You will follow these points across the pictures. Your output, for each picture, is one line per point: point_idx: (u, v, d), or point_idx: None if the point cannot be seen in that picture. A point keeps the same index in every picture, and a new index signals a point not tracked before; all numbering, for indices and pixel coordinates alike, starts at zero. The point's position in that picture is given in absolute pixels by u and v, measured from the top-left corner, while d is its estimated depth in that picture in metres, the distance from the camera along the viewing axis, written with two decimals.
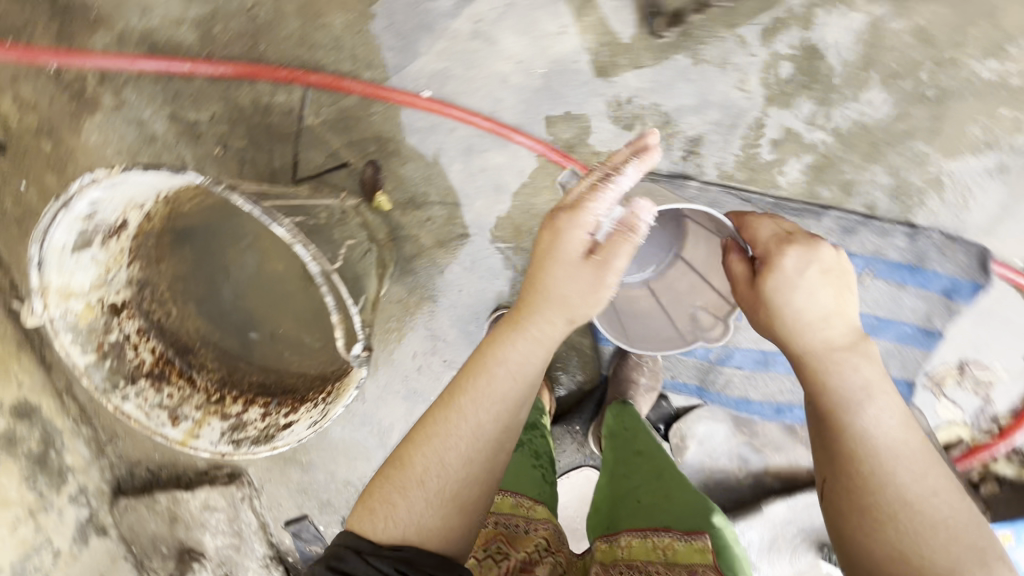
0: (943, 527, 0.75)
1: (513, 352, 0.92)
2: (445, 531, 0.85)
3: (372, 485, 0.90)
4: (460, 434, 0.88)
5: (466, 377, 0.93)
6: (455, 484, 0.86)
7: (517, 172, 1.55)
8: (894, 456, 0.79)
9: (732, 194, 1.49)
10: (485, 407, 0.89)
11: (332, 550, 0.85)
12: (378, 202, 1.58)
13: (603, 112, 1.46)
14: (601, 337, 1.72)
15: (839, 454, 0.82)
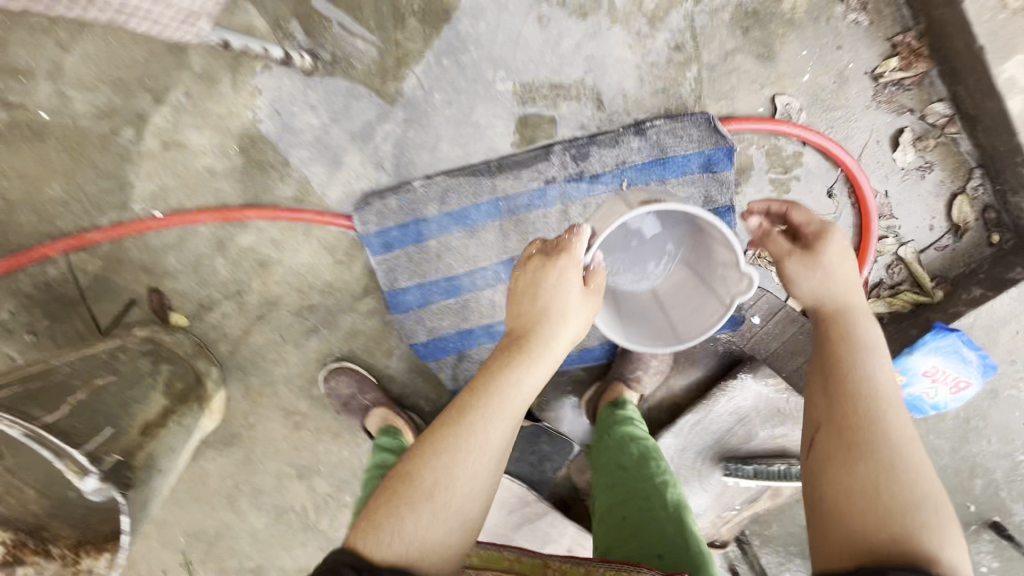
0: (926, 466, 0.75)
1: (522, 383, 0.97)
2: (446, 551, 0.88)
3: (372, 504, 0.90)
4: (473, 465, 0.90)
5: (469, 407, 0.95)
6: (456, 499, 0.89)
7: (270, 242, 1.60)
8: (892, 397, 0.80)
9: (458, 176, 1.50)
10: (504, 427, 0.94)
11: (326, 564, 0.83)
12: (175, 321, 1.68)
13: (307, 158, 1.51)
14: (421, 355, 1.64)
15: (829, 360, 0.86)
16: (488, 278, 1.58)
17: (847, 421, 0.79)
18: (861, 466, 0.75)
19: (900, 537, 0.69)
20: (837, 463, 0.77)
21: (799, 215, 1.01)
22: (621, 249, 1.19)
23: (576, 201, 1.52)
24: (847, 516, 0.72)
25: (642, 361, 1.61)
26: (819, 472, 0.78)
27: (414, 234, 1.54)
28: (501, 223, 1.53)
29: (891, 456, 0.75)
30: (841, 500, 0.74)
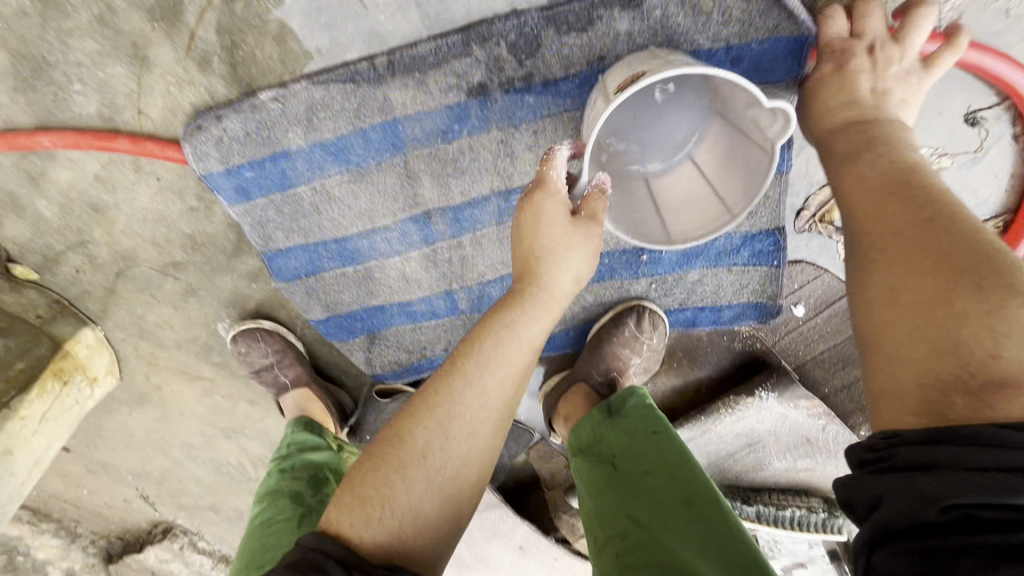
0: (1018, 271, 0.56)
1: (523, 328, 0.80)
2: (447, 516, 0.73)
3: (358, 469, 0.73)
4: (472, 420, 0.74)
5: (470, 352, 0.77)
6: (456, 459, 0.73)
7: (96, 180, 1.13)
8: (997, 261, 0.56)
9: (329, 82, 0.90)
10: (504, 380, 0.77)
11: (295, 558, 0.65)
12: (22, 274, 1.32)
13: (96, 51, 0.95)
14: (325, 334, 1.21)
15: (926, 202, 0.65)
16: (394, 242, 1.05)
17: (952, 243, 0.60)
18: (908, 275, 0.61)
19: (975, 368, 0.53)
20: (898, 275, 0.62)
21: (863, 74, 0.78)
22: (614, 126, 0.86)
23: (522, 125, 0.92)
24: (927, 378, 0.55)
25: (619, 361, 1.11)
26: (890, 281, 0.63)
27: (276, 175, 1.00)
28: (405, 159, 0.96)
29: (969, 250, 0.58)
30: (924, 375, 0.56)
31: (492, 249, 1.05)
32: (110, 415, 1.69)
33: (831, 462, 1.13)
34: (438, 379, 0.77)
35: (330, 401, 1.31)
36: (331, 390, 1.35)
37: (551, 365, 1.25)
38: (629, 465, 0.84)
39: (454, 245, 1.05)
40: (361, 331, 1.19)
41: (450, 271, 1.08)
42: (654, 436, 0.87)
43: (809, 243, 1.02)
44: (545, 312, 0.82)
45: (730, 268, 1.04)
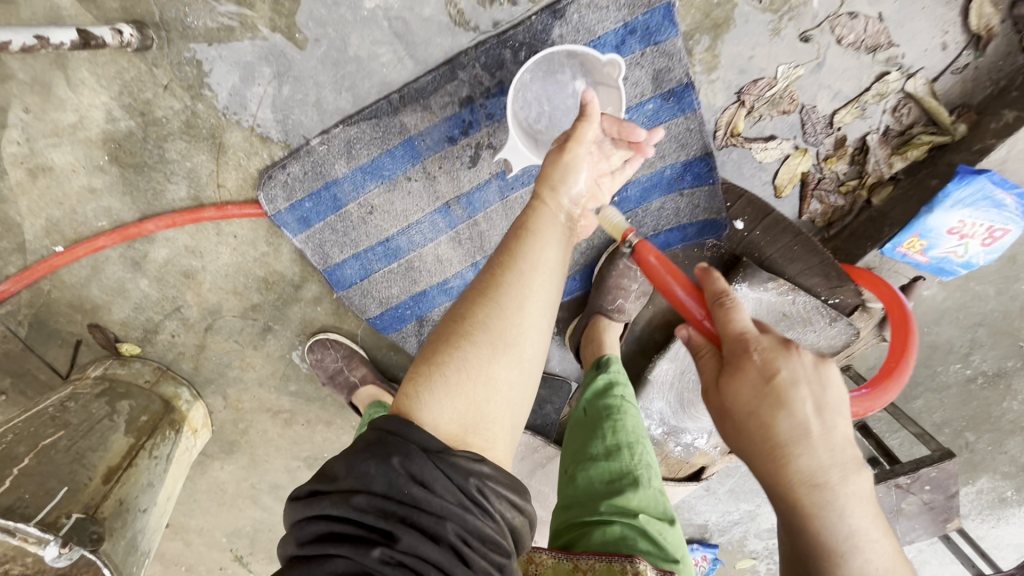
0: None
1: (547, 224, 0.89)
2: (511, 387, 0.80)
3: (427, 351, 0.82)
4: (519, 299, 0.81)
5: (506, 251, 0.86)
6: (512, 331, 0.80)
7: (187, 251, 1.46)
8: (858, 557, 0.69)
9: (360, 121, 1.27)
10: (543, 269, 0.85)
11: (380, 436, 0.73)
12: (127, 351, 1.60)
13: (184, 148, 1.31)
14: (382, 328, 1.49)
15: (782, 506, 0.74)
16: (426, 230, 1.37)
17: (814, 552, 0.71)
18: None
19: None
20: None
21: (798, 387, 0.75)
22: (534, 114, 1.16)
23: (501, 119, 1.27)
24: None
25: (621, 288, 1.41)
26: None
27: (329, 201, 1.34)
28: (422, 166, 1.30)
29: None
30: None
31: (499, 220, 1.36)
32: (204, 474, 1.91)
33: (809, 330, 1.33)
34: (483, 275, 0.85)
35: (395, 394, 1.54)
36: (395, 386, 1.58)
37: (568, 311, 1.55)
38: (590, 419, 1.20)
39: (471, 223, 1.36)
40: (411, 316, 1.48)
41: (474, 243, 1.39)
42: (612, 399, 1.20)
43: (730, 156, 1.32)
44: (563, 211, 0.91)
45: (681, 192, 1.32)
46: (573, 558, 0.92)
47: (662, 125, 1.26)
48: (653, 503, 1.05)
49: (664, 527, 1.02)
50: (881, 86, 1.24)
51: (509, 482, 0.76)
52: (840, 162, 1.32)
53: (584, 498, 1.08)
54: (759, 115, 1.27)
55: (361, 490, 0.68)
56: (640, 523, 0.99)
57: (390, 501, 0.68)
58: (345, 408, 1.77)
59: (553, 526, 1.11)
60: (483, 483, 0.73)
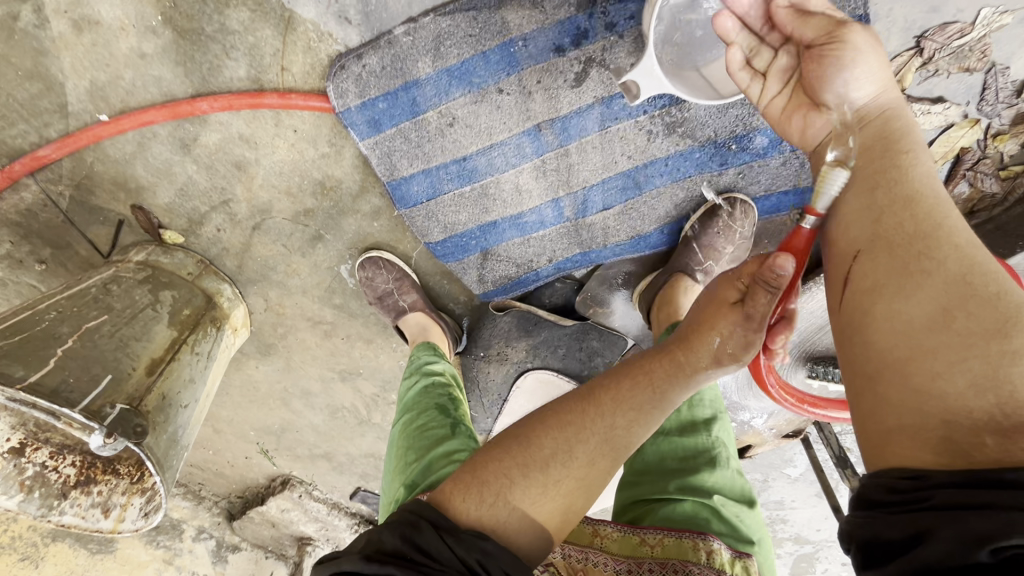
0: (1003, 273, 0.61)
1: (660, 382, 0.81)
2: (546, 533, 0.74)
3: (483, 454, 0.78)
4: (593, 450, 0.76)
5: (610, 389, 0.80)
6: (570, 480, 0.75)
7: (240, 140, 1.31)
8: (939, 204, 0.67)
9: (455, 12, 1.07)
10: (632, 428, 0.78)
11: (400, 514, 0.72)
12: (169, 239, 1.51)
13: (248, 18, 1.13)
14: (442, 255, 1.38)
15: (875, 152, 0.75)
16: (509, 154, 1.21)
17: (891, 197, 0.70)
18: (925, 283, 0.62)
19: (1012, 402, 0.53)
20: (909, 280, 0.63)
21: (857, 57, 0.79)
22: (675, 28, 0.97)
23: (620, 32, 1.06)
24: (913, 329, 0.61)
25: (714, 250, 1.26)
26: (858, 300, 0.68)
27: (406, 104, 1.17)
28: (518, 77, 1.12)
29: (960, 265, 0.62)
30: (902, 318, 0.62)
31: (593, 154, 1.20)
32: (238, 370, 1.89)
33: None
34: (576, 400, 0.80)
35: (444, 325, 1.46)
36: (444, 317, 1.50)
37: (643, 266, 1.40)
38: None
39: (561, 153, 1.20)
40: (475, 247, 1.35)
41: (559, 176, 1.23)
42: None
43: None
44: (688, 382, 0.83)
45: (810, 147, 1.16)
46: (639, 531, 0.85)
47: None
48: (729, 484, 0.97)
49: (740, 513, 0.93)
50: None
51: (517, 565, 0.69)
52: (1012, 141, 1.11)
53: (653, 471, 1.00)
54: (937, 70, 1.04)
55: (372, 550, 0.66)
56: (713, 503, 0.91)
57: (398, 559, 0.64)
58: (387, 329, 1.70)
59: (618, 498, 1.03)
60: (487, 560, 0.67)
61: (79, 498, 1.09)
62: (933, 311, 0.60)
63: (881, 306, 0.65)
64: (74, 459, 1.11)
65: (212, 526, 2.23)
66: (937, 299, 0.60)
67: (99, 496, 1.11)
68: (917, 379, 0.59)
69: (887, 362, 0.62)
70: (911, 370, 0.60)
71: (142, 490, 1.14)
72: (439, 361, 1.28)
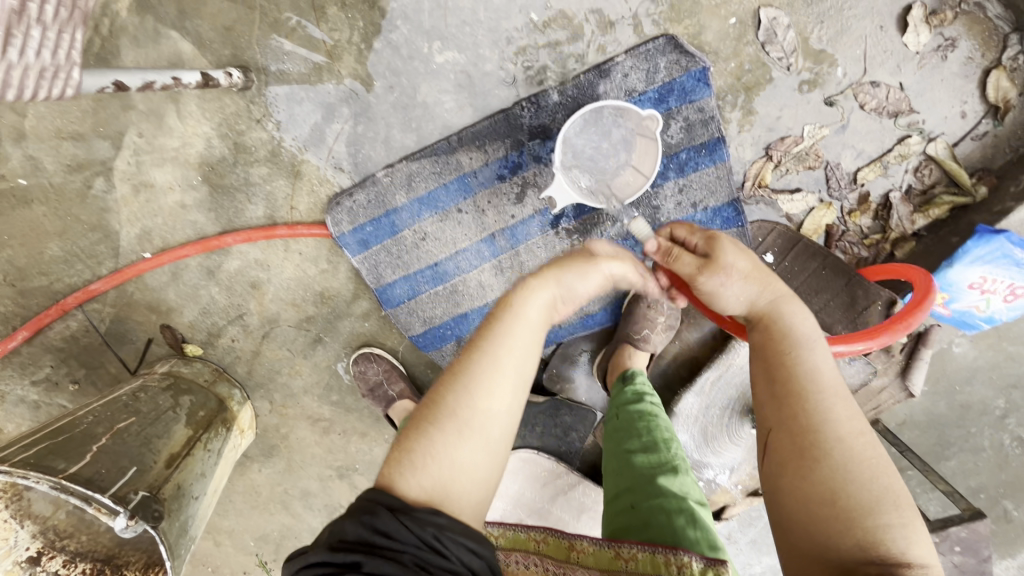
0: (875, 456, 0.75)
1: (528, 309, 0.96)
2: (476, 472, 0.88)
3: (404, 432, 0.90)
4: (488, 383, 0.91)
5: (486, 334, 0.94)
6: (479, 418, 0.90)
7: (256, 264, 1.62)
8: (834, 391, 0.80)
9: (421, 158, 1.43)
10: (512, 353, 0.93)
11: (359, 503, 0.83)
12: (191, 351, 1.76)
13: (266, 173, 1.49)
14: (422, 345, 1.61)
15: (769, 345, 0.87)
16: (471, 258, 1.50)
17: (789, 390, 0.81)
18: (818, 469, 0.74)
19: (884, 560, 0.67)
20: (805, 464, 0.75)
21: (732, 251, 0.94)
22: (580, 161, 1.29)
23: (544, 162, 1.41)
24: (808, 501, 0.73)
25: (648, 319, 1.51)
26: (768, 470, 0.79)
27: (387, 226, 1.49)
28: (472, 199, 1.45)
29: (845, 454, 0.74)
30: (801, 493, 0.74)
31: (539, 251, 1.49)
32: (242, 476, 2.02)
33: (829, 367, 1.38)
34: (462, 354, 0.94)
35: None
36: None
37: (595, 342, 1.69)
38: (624, 422, 1.22)
39: (512, 253, 1.49)
40: (450, 336, 1.59)
41: (514, 271, 1.51)
42: (642, 404, 1.25)
43: (758, 206, 1.41)
44: (545, 297, 0.97)
45: None
46: (615, 544, 0.95)
47: (693, 173, 1.37)
48: (692, 489, 1.05)
49: (708, 514, 1.02)
50: (903, 148, 1.34)
51: (467, 532, 0.83)
52: (864, 216, 1.40)
53: (629, 484, 1.06)
54: (785, 169, 1.37)
55: (337, 540, 0.78)
56: (685, 504, 0.98)
57: (360, 546, 0.77)
58: (379, 421, 1.87)
59: (606, 524, 1.07)
60: (441, 531, 0.80)
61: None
62: (824, 490, 0.72)
63: (788, 492, 0.75)
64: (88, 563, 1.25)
65: None
66: (827, 482, 0.73)
67: None
68: (818, 540, 0.71)
69: (793, 531, 0.74)
70: (814, 531, 0.71)
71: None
72: None
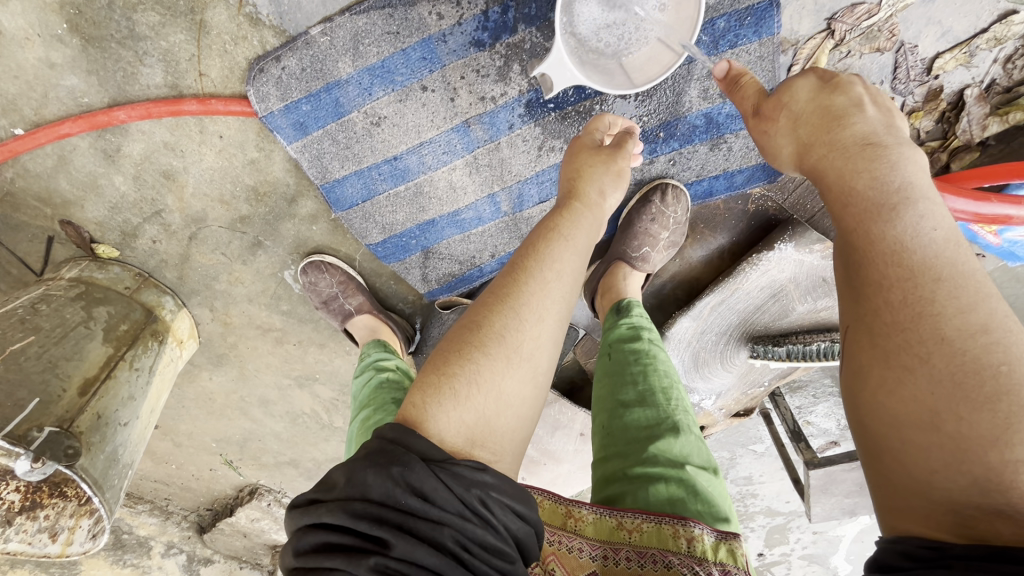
0: (1004, 364, 0.56)
1: (576, 232, 0.85)
2: (524, 406, 0.77)
3: (438, 357, 0.77)
4: (541, 309, 0.79)
5: (531, 256, 0.82)
6: (528, 345, 0.77)
7: (166, 148, 1.28)
8: (938, 271, 0.62)
9: (370, 10, 1.05)
10: (565, 273, 0.82)
11: (381, 445, 0.68)
12: (104, 253, 1.47)
13: (157, 22, 1.09)
14: (383, 255, 1.37)
15: (838, 226, 0.71)
16: (440, 152, 1.20)
17: (866, 284, 0.65)
18: (911, 381, 0.59)
19: (992, 484, 0.53)
20: (893, 374, 0.61)
21: (801, 87, 0.79)
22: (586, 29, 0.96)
23: (535, 24, 1.06)
24: (901, 422, 0.60)
25: (649, 236, 1.28)
26: (849, 380, 0.66)
27: (330, 105, 1.15)
28: (441, 74, 1.11)
29: (951, 361, 0.58)
30: (890, 411, 0.61)
31: (524, 147, 1.20)
32: (191, 383, 1.85)
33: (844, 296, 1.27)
34: (503, 279, 0.82)
35: (394, 325, 1.46)
36: (393, 317, 1.50)
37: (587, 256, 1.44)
38: (617, 366, 1.07)
39: (491, 148, 1.20)
40: (415, 247, 1.35)
41: (492, 172, 1.23)
42: (638, 343, 1.09)
43: None
44: (591, 217, 0.88)
45: (737, 133, 1.20)
46: (616, 514, 0.85)
47: (729, 51, 1.06)
48: (696, 450, 0.93)
49: (710, 479, 0.91)
50: (1001, 29, 1.03)
51: (516, 493, 0.68)
52: (926, 118, 1.14)
53: (621, 447, 0.95)
54: (847, 48, 1.06)
55: (359, 498, 0.63)
56: (688, 475, 0.88)
57: (386, 509, 0.62)
58: (338, 332, 1.68)
59: (596, 487, 0.97)
60: (486, 494, 0.66)
61: (26, 524, 1.06)
62: (921, 409, 0.58)
63: (873, 412, 0.63)
64: (19, 485, 1.05)
65: (182, 541, 2.29)
66: (923, 400, 0.58)
67: (46, 522, 1.08)
68: (911, 475, 0.59)
69: (881, 455, 0.62)
70: (907, 465, 0.59)
71: (90, 512, 1.14)
72: (387, 360, 1.28)
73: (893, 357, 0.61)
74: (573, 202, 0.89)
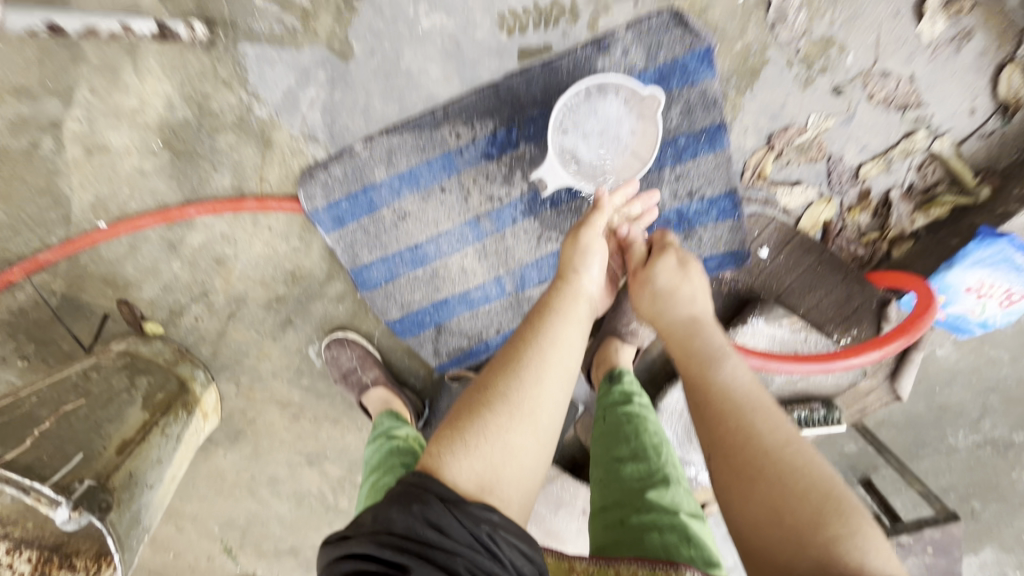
0: (809, 467, 0.74)
1: (569, 308, 1.01)
2: (526, 459, 0.85)
3: (452, 417, 0.88)
4: (538, 373, 0.90)
5: (529, 329, 0.97)
6: (528, 402, 0.87)
7: (222, 239, 1.51)
8: (751, 403, 0.84)
9: (403, 131, 1.33)
10: (560, 340, 0.95)
11: (404, 489, 0.79)
12: (151, 330, 1.64)
13: (234, 139, 1.37)
14: (398, 330, 1.53)
15: (686, 371, 0.95)
16: (455, 241, 1.42)
17: (712, 415, 0.85)
18: (756, 488, 0.74)
19: (826, 562, 0.65)
20: (744, 483, 0.76)
21: (665, 265, 1.10)
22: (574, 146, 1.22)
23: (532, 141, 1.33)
24: (759, 524, 0.72)
25: None
26: (717, 496, 0.80)
27: (365, 204, 1.39)
28: (457, 178, 1.36)
29: (776, 468, 0.75)
30: (749, 517, 0.74)
31: (526, 237, 1.42)
32: (206, 460, 1.93)
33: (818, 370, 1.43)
34: (508, 349, 0.95)
35: (406, 398, 1.57)
36: (405, 391, 1.61)
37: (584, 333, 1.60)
38: (612, 428, 1.17)
39: (498, 237, 1.41)
40: (428, 323, 1.52)
41: (499, 256, 1.44)
42: (631, 407, 1.20)
43: (756, 197, 1.35)
44: (580, 297, 1.04)
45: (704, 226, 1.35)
46: (614, 563, 0.89)
47: (690, 161, 1.31)
48: (686, 500, 1.01)
49: (702, 527, 0.98)
50: (908, 143, 1.29)
51: (521, 534, 0.78)
52: (863, 213, 1.35)
53: (618, 501, 1.02)
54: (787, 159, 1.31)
55: (383, 531, 0.74)
56: (682, 523, 0.94)
57: (408, 540, 0.73)
58: (352, 408, 1.79)
59: (594, 542, 1.01)
60: (495, 530, 0.76)
61: None
62: (768, 511, 0.72)
63: (740, 515, 0.75)
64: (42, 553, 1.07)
65: None
66: (768, 502, 0.72)
67: None
68: (776, 564, 0.69)
69: (753, 555, 0.72)
70: (775, 559, 0.69)
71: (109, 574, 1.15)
72: (398, 428, 1.38)
73: (741, 468, 0.77)
74: (562, 284, 1.06)
